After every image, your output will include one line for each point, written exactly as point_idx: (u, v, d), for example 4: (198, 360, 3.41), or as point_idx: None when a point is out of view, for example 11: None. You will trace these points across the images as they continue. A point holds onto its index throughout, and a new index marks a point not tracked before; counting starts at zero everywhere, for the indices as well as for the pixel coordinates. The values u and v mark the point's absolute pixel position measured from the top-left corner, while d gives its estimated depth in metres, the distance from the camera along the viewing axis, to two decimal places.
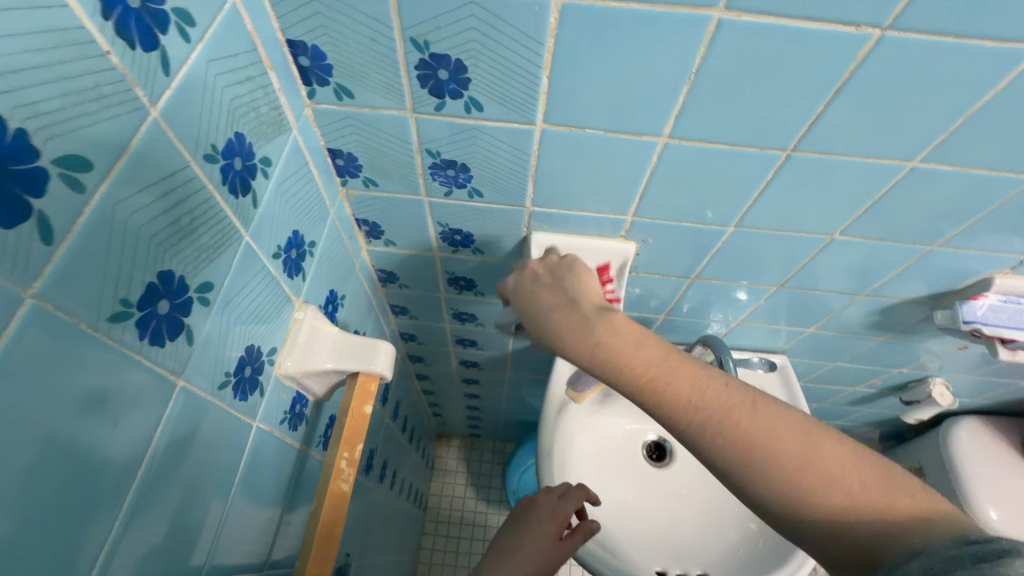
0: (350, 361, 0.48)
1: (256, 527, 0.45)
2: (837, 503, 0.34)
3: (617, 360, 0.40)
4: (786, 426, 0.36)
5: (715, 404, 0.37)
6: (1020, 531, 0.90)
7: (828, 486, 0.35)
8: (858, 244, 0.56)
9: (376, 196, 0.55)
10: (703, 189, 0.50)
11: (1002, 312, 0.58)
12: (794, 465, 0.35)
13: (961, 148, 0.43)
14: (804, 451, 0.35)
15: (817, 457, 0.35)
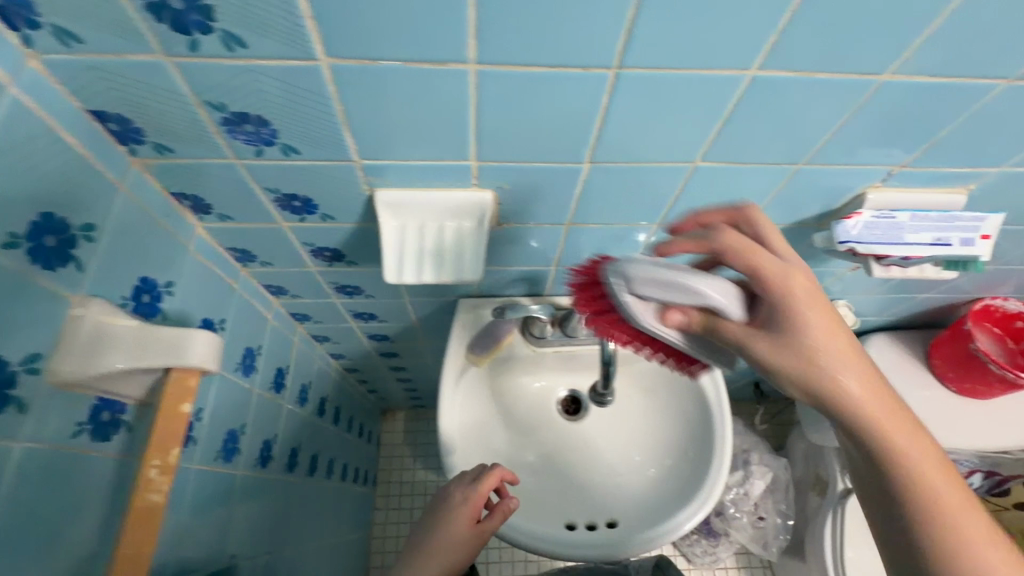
0: (153, 356, 0.42)
1: (61, 555, 0.40)
2: (942, 504, 0.42)
3: (814, 349, 0.42)
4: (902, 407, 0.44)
5: (879, 407, 0.43)
6: (925, 437, 0.94)
7: (917, 454, 0.43)
8: (723, 170, 0.52)
9: (178, 163, 0.47)
10: (541, 123, 0.44)
11: (876, 229, 0.57)
12: (890, 426, 0.43)
13: (796, 51, 0.39)
14: (897, 441, 0.43)
15: (911, 433, 0.44)
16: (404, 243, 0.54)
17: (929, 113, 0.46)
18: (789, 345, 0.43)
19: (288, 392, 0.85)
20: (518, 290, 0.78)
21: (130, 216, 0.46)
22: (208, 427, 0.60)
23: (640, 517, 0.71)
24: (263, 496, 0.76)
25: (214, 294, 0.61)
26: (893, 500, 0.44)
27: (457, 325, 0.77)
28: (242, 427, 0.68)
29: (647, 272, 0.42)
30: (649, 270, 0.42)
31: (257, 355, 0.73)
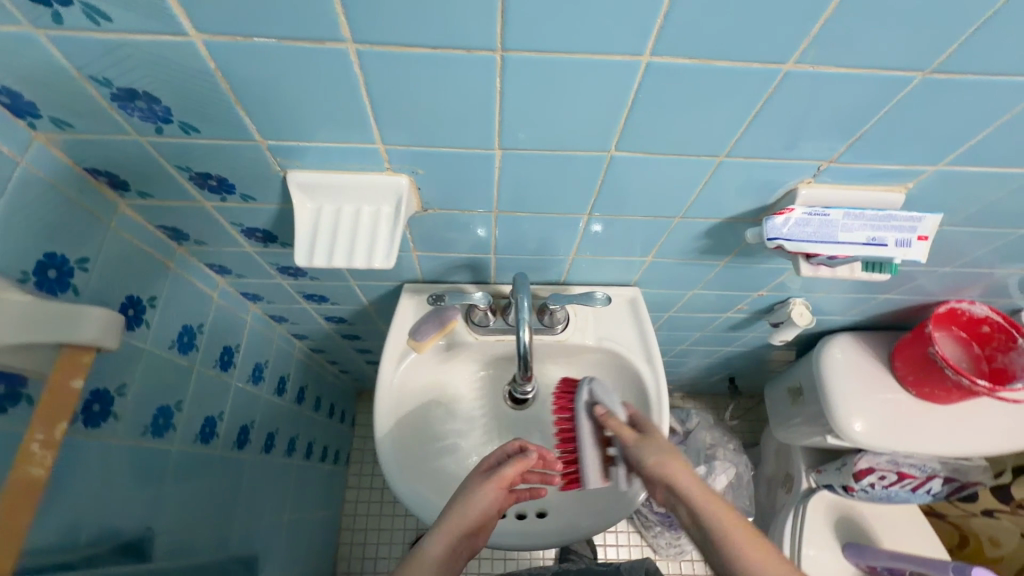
0: (46, 332, 0.42)
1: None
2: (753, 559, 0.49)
3: (667, 469, 0.58)
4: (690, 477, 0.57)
5: (689, 483, 0.56)
6: (884, 441, 0.92)
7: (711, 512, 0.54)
8: (641, 160, 0.51)
9: (81, 140, 0.47)
10: (439, 106, 0.44)
11: (807, 225, 0.55)
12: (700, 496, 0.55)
13: (683, 34, 0.38)
14: (732, 534, 0.51)
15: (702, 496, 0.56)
16: (318, 226, 0.54)
17: (847, 106, 0.45)
18: (647, 447, 0.60)
19: (238, 371, 0.85)
20: (462, 277, 0.77)
21: (31, 191, 0.47)
22: (132, 403, 0.60)
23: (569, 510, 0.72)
24: (204, 472, 0.77)
25: (142, 272, 0.61)
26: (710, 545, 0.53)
27: (402, 310, 0.76)
28: (177, 404, 0.69)
29: (602, 392, 0.64)
30: (603, 387, 0.64)
31: (199, 333, 0.73)
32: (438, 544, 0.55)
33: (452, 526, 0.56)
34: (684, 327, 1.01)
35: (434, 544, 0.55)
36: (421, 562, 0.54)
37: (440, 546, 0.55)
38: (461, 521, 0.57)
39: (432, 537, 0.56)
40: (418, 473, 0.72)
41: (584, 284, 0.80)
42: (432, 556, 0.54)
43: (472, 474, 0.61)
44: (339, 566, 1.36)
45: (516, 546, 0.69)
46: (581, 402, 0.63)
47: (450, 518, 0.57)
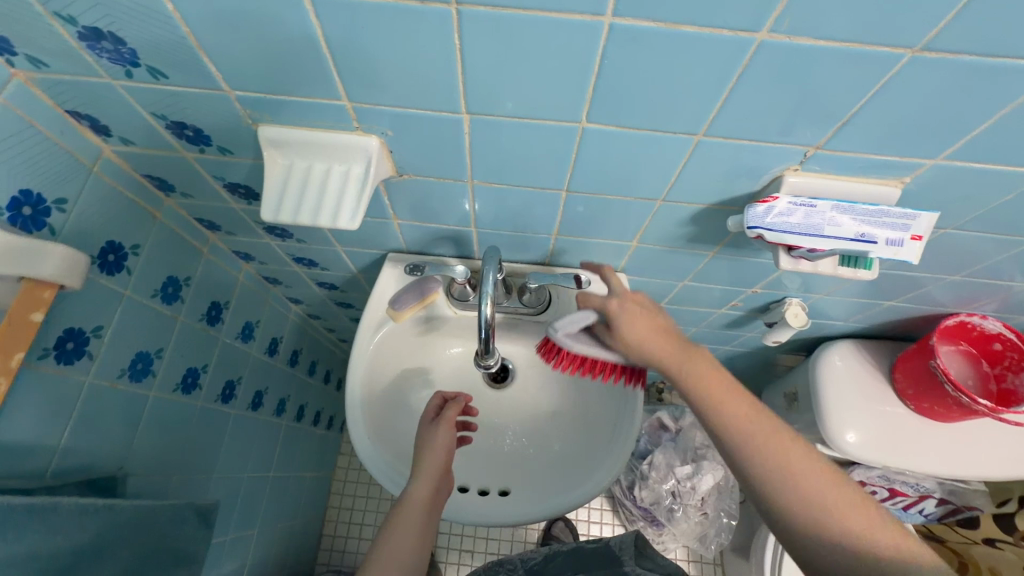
0: (5, 263, 0.43)
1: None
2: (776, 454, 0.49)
3: (646, 346, 0.57)
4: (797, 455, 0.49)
5: (665, 347, 0.56)
6: (875, 455, 0.88)
7: (803, 496, 0.48)
8: (616, 135, 0.49)
9: (58, 80, 0.48)
10: (400, 61, 0.43)
11: (790, 216, 0.51)
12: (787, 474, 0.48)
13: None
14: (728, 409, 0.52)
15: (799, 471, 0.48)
16: (288, 184, 0.53)
17: (833, 86, 0.42)
18: (624, 338, 0.58)
19: (227, 327, 0.87)
20: (445, 250, 0.77)
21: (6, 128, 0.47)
22: (108, 345, 0.62)
23: (531, 493, 0.72)
24: (184, 421, 0.79)
25: (125, 218, 0.62)
26: (790, 530, 0.48)
27: (384, 279, 0.76)
28: (157, 351, 0.71)
29: (565, 321, 0.60)
30: (565, 319, 0.60)
31: (185, 285, 0.75)
32: (422, 485, 0.64)
33: (429, 467, 0.65)
34: (678, 321, 0.99)
35: (417, 488, 0.63)
36: (412, 504, 0.63)
37: (423, 489, 0.64)
38: (434, 464, 0.65)
39: (413, 483, 0.64)
40: (385, 438, 0.73)
41: (570, 266, 0.78)
42: (420, 498, 0.63)
43: (423, 427, 0.68)
44: (326, 528, 1.39)
45: (474, 522, 0.69)
46: (570, 344, 0.59)
47: (424, 464, 0.65)
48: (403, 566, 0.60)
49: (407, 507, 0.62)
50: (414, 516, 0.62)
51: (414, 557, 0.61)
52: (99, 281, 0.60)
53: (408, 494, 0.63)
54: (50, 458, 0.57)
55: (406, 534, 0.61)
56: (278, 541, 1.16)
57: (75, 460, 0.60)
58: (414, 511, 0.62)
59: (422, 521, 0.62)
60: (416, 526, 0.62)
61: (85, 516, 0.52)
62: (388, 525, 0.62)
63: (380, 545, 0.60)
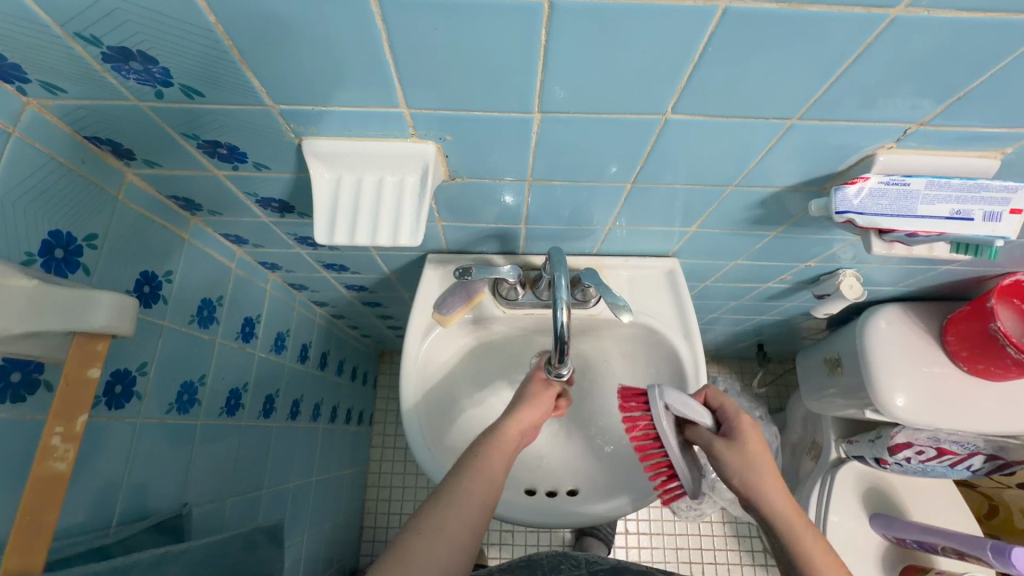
0: (53, 319, 0.40)
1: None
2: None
3: (760, 480, 0.54)
4: None
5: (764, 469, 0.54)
6: (926, 418, 0.87)
7: None
8: (698, 123, 0.45)
9: (77, 106, 0.43)
10: (471, 61, 0.38)
11: (882, 198, 0.49)
12: None
13: None
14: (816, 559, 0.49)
15: None
16: (338, 201, 0.49)
17: (950, 60, 0.38)
18: (733, 458, 0.55)
19: (260, 341, 0.84)
20: (489, 247, 0.73)
21: (26, 165, 0.43)
22: (154, 382, 0.59)
23: (602, 492, 0.70)
24: (231, 442, 0.77)
25: (155, 245, 0.58)
26: None
27: (426, 283, 0.73)
28: (200, 378, 0.68)
29: (677, 399, 0.57)
30: (679, 396, 0.57)
31: (218, 306, 0.71)
32: (513, 425, 0.63)
33: (526, 415, 0.64)
34: (719, 296, 0.97)
35: (511, 424, 0.63)
36: (503, 436, 0.61)
37: (514, 431, 0.62)
38: (529, 411, 0.65)
39: (506, 420, 0.63)
40: (441, 443, 0.70)
41: (619, 254, 0.75)
42: (510, 435, 0.62)
43: (531, 380, 0.68)
44: (365, 520, 1.40)
45: (545, 524, 0.66)
46: (660, 414, 0.56)
47: (519, 409, 0.64)
48: (490, 482, 0.57)
49: (496, 437, 0.61)
50: (502, 448, 0.60)
51: (499, 481, 0.58)
52: (140, 316, 0.56)
53: (501, 429, 0.62)
54: (113, 507, 0.54)
55: (495, 460, 0.59)
56: (324, 541, 1.16)
57: (136, 502, 0.58)
58: (503, 446, 0.60)
59: (509, 454, 0.61)
60: (504, 456, 0.60)
61: (162, 566, 0.49)
62: (476, 447, 0.60)
63: (468, 461, 0.58)
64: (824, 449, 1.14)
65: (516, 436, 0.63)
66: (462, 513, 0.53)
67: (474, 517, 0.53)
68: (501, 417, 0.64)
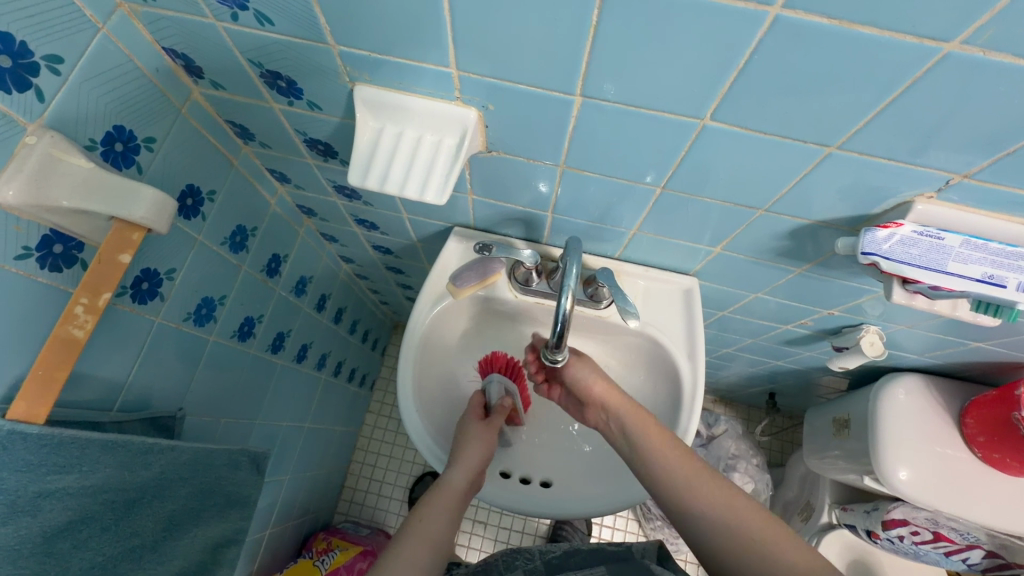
0: (97, 201, 0.43)
1: (13, 361, 0.44)
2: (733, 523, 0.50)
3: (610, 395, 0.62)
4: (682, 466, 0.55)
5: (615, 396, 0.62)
6: (928, 497, 0.83)
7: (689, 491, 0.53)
8: (736, 137, 0.45)
9: (161, 15, 0.46)
10: (524, 33, 0.39)
11: (913, 247, 0.47)
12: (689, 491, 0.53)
13: None
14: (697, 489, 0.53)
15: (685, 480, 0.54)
16: (376, 148, 0.51)
17: (1009, 111, 0.37)
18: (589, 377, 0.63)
19: (283, 279, 0.88)
20: (514, 231, 0.75)
21: (108, 59, 0.46)
22: (178, 287, 0.63)
23: (575, 491, 0.70)
24: (238, 366, 0.81)
25: (205, 162, 0.62)
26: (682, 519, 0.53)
27: (447, 255, 0.75)
28: (220, 298, 0.71)
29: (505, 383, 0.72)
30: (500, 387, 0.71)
31: (251, 235, 0.75)
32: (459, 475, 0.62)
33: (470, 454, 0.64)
34: (737, 330, 0.95)
35: (457, 475, 0.61)
36: (450, 490, 0.60)
37: (459, 477, 0.61)
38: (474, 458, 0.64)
39: (453, 470, 0.62)
40: (429, 411, 0.72)
41: (641, 263, 0.75)
42: (456, 487, 0.61)
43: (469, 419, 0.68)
44: (348, 481, 1.43)
45: (516, 508, 0.67)
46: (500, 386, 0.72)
47: (464, 456, 0.64)
48: (436, 546, 0.55)
49: (441, 493, 0.60)
50: (447, 502, 0.59)
51: (444, 543, 0.56)
52: (177, 225, 0.60)
53: (447, 479, 0.61)
54: (119, 395, 0.58)
55: (438, 516, 0.57)
56: (306, 489, 1.20)
57: (140, 396, 0.61)
58: (448, 497, 0.60)
59: (454, 507, 0.59)
60: (448, 509, 0.59)
61: (146, 455, 0.52)
62: (418, 508, 0.58)
63: (407, 525, 0.56)
64: (817, 511, 1.11)
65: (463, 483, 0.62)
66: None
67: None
68: (447, 466, 0.63)
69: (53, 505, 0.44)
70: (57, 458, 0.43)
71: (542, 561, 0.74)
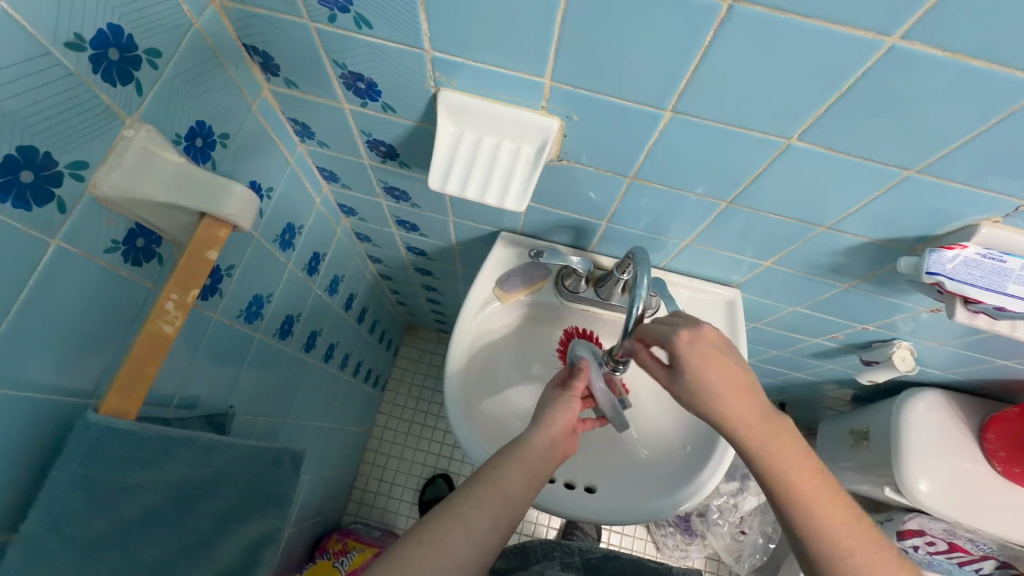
0: (191, 198, 0.43)
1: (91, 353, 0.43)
2: None
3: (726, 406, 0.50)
4: (831, 503, 0.48)
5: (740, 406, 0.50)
6: (946, 509, 0.86)
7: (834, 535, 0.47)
8: (816, 157, 0.46)
9: (255, 13, 0.46)
10: (631, 51, 0.41)
11: (975, 268, 0.50)
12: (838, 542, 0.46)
13: (953, 24, 0.33)
14: (834, 532, 0.47)
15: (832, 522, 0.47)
16: (455, 152, 0.52)
17: None
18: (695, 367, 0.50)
19: (320, 278, 0.87)
20: (561, 238, 0.75)
21: (199, 55, 0.46)
22: (235, 284, 0.62)
23: (621, 493, 0.69)
24: (275, 364, 0.80)
25: (268, 159, 0.62)
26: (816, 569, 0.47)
27: (493, 261, 0.76)
28: (268, 295, 0.71)
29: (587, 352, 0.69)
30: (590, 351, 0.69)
31: (298, 233, 0.74)
32: (541, 435, 0.58)
33: (554, 420, 0.60)
34: (764, 341, 0.97)
35: (537, 436, 0.57)
36: (530, 447, 0.56)
37: (542, 438, 0.57)
38: (558, 421, 0.60)
39: (533, 430, 0.58)
40: (475, 413, 0.72)
41: (684, 273, 0.77)
42: (535, 447, 0.57)
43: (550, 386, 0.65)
44: (358, 482, 1.42)
45: (560, 511, 0.66)
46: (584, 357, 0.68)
47: (549, 418, 0.60)
48: (510, 502, 0.52)
49: (522, 448, 0.56)
50: (528, 460, 0.55)
51: (520, 502, 0.53)
52: None
53: (527, 437, 0.57)
54: (176, 390, 0.58)
55: (517, 472, 0.54)
56: (321, 489, 1.19)
57: (192, 393, 0.61)
58: (528, 457, 0.55)
59: (534, 466, 0.55)
60: (528, 468, 0.55)
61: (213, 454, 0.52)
62: (498, 458, 0.55)
63: (484, 473, 0.53)
64: None
65: (544, 445, 0.57)
66: (466, 531, 0.48)
67: (479, 533, 0.49)
68: (530, 424, 0.59)
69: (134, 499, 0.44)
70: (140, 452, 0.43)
71: (580, 557, 0.76)
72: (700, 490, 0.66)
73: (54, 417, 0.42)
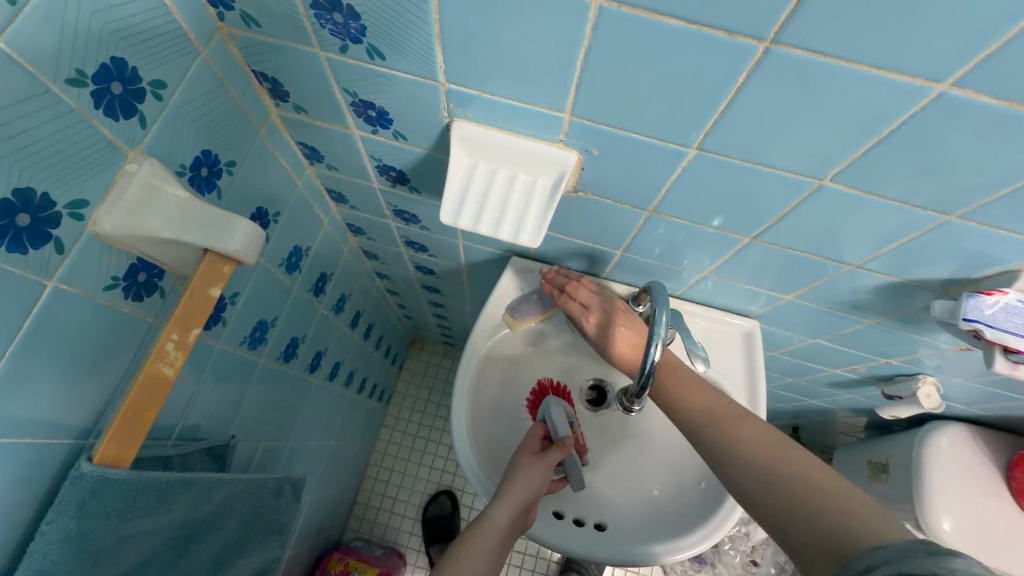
0: (194, 234, 0.41)
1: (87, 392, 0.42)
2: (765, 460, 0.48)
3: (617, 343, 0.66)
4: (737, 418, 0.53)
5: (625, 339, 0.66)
6: (968, 546, 0.83)
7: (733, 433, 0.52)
8: (848, 198, 0.44)
9: (263, 41, 0.44)
10: (657, 89, 0.39)
11: (1017, 316, 0.47)
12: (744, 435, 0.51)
13: (1010, 72, 0.31)
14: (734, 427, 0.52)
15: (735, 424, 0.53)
16: (469, 184, 0.51)
17: None
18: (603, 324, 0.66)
19: (326, 297, 0.86)
20: (574, 264, 0.73)
21: (206, 84, 0.45)
22: (239, 311, 0.61)
23: (631, 530, 0.66)
24: (278, 386, 0.78)
25: (275, 183, 0.60)
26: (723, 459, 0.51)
27: (504, 286, 0.74)
28: (273, 320, 0.69)
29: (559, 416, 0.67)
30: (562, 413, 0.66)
31: (305, 255, 0.73)
32: (501, 511, 0.58)
33: (516, 492, 0.59)
34: (780, 369, 0.93)
35: (499, 512, 0.57)
36: (491, 528, 0.56)
37: (502, 516, 0.57)
38: (521, 492, 0.59)
39: (494, 507, 0.58)
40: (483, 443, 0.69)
41: (700, 302, 0.74)
42: (499, 524, 0.57)
43: (524, 451, 0.63)
44: (360, 497, 1.40)
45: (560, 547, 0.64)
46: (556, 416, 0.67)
47: (511, 490, 0.59)
48: None
49: (482, 530, 0.57)
50: (489, 541, 0.56)
51: None
52: None
53: (489, 515, 0.57)
54: (177, 421, 0.56)
55: (477, 557, 0.55)
56: (322, 507, 1.17)
57: (193, 423, 0.59)
58: (488, 539, 0.56)
59: (497, 547, 0.56)
60: (489, 551, 0.56)
61: (213, 490, 0.50)
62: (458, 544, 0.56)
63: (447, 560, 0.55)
64: None
65: (507, 522, 0.57)
66: None
67: None
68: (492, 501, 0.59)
69: (132, 547, 0.42)
70: (137, 497, 0.41)
71: None
72: (713, 532, 0.63)
73: (50, 462, 0.40)
